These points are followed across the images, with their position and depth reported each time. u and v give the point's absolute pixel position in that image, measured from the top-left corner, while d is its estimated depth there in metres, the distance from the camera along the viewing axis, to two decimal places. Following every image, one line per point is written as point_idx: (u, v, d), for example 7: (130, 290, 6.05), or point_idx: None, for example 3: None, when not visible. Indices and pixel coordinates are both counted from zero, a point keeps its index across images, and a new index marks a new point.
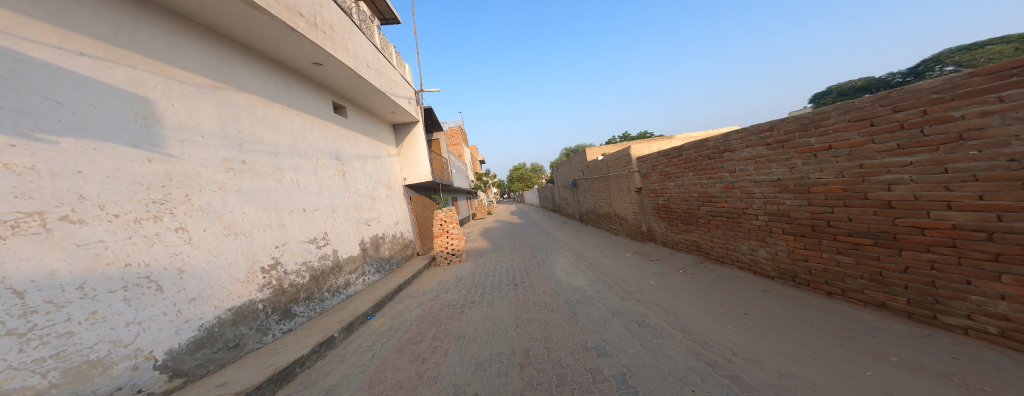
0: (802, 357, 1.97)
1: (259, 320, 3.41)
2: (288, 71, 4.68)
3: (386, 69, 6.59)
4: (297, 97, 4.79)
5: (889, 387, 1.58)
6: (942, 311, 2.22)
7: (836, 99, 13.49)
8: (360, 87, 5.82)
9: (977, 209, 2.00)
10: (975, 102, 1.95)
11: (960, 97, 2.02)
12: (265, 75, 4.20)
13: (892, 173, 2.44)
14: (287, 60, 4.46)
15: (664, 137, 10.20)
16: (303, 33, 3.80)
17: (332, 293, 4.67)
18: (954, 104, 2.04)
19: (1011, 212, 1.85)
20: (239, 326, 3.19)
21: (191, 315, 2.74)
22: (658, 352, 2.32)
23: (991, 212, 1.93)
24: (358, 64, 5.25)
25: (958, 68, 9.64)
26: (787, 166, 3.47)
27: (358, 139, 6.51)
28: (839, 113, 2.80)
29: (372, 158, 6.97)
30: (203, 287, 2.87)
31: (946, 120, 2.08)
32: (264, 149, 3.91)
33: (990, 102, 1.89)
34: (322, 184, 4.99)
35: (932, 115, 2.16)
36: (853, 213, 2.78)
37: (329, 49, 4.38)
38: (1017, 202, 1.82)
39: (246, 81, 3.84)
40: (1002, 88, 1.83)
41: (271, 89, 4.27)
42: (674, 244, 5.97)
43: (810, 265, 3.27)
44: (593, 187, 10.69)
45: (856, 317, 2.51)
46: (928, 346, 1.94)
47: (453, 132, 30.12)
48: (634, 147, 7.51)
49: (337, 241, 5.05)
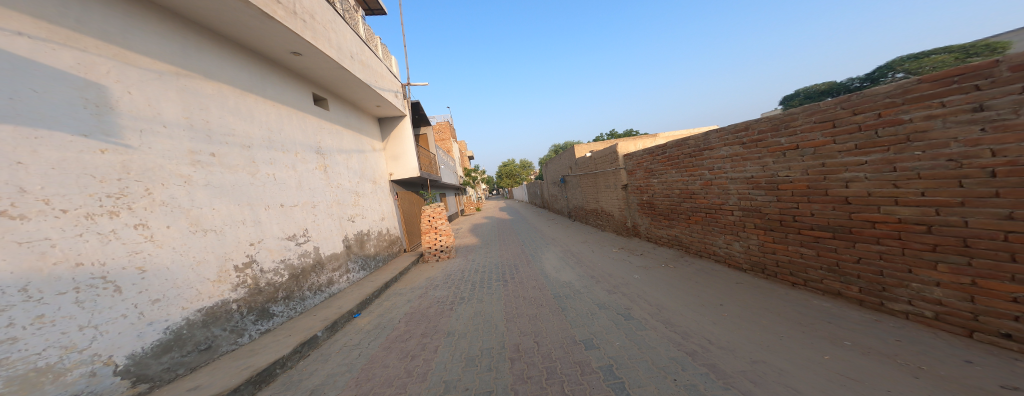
0: (769, 343, 2.16)
1: (233, 321, 3.27)
2: (263, 58, 4.35)
3: (371, 61, 6.30)
4: (274, 88, 4.48)
5: (843, 369, 1.77)
6: (888, 297, 2.49)
7: (803, 101, 14.44)
8: (343, 80, 5.54)
9: (919, 205, 2.25)
10: (922, 106, 2.17)
11: (909, 102, 2.24)
12: (238, 63, 3.89)
13: (850, 171, 2.70)
14: (262, 48, 4.15)
15: (650, 134, 10.45)
16: (281, 21, 3.54)
17: (313, 292, 4.52)
18: (905, 108, 2.27)
19: (949, 207, 2.10)
20: (211, 327, 3.03)
21: (156, 317, 2.57)
22: (642, 343, 2.45)
23: (931, 207, 2.19)
24: (341, 55, 4.96)
25: (908, 74, 10.57)
26: (759, 164, 3.71)
27: (341, 133, 6.21)
28: (806, 115, 3.07)
29: (356, 152, 6.70)
30: (168, 287, 2.69)
31: (897, 123, 2.32)
32: (235, 140, 3.65)
33: (933, 107, 2.12)
34: (302, 178, 4.75)
35: (886, 118, 2.40)
36: (816, 208, 3.04)
37: (309, 39, 4.11)
38: (954, 198, 2.08)
39: (215, 69, 3.54)
40: (946, 94, 2.06)
41: (244, 79, 3.97)
42: (658, 239, 6.21)
43: (777, 257, 3.53)
44: (581, 183, 10.82)
45: (816, 305, 2.76)
46: (875, 330, 2.18)
47: (442, 127, 29.80)
48: (622, 144, 7.71)
49: (318, 237, 4.86)
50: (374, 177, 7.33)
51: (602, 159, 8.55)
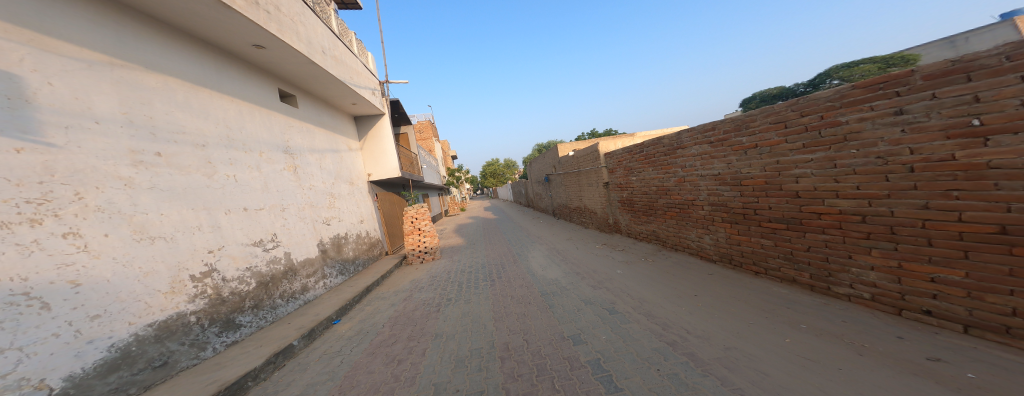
0: (739, 330, 2.38)
1: (193, 334, 2.99)
2: (219, 50, 3.92)
3: (346, 57, 5.92)
4: (233, 83, 4.06)
5: (802, 351, 2.01)
6: (833, 282, 2.82)
7: (759, 104, 15.61)
8: (314, 75, 5.15)
9: (855, 197, 2.57)
10: (855, 110, 2.51)
11: (846, 106, 2.57)
12: (188, 54, 3.47)
13: (799, 168, 3.04)
14: (218, 40, 3.73)
15: (629, 134, 10.79)
16: (240, 12, 3.18)
17: (286, 300, 4.25)
18: (842, 111, 2.61)
19: (879, 199, 2.41)
20: (165, 343, 2.75)
21: (97, 334, 2.29)
22: (626, 336, 2.59)
23: (865, 200, 2.50)
24: (311, 49, 4.59)
25: (843, 81, 11.79)
26: (725, 162, 4.00)
27: (313, 132, 5.81)
28: (763, 116, 3.39)
29: (330, 152, 6.31)
30: (110, 301, 2.40)
31: (836, 124, 2.66)
32: (187, 138, 3.26)
33: (864, 110, 2.44)
34: (269, 180, 4.38)
35: (827, 120, 2.73)
36: (772, 202, 3.37)
37: (274, 31, 3.73)
38: (882, 191, 2.38)
39: (158, 59, 3.12)
40: (874, 99, 2.36)
41: (197, 72, 3.55)
42: (637, 234, 6.49)
43: (742, 248, 3.84)
44: (565, 182, 10.97)
45: (776, 291, 3.07)
46: (825, 313, 2.49)
47: (422, 126, 28.73)
48: (602, 143, 7.94)
49: (289, 243, 4.54)
50: (351, 178, 6.96)
51: (584, 158, 8.74)
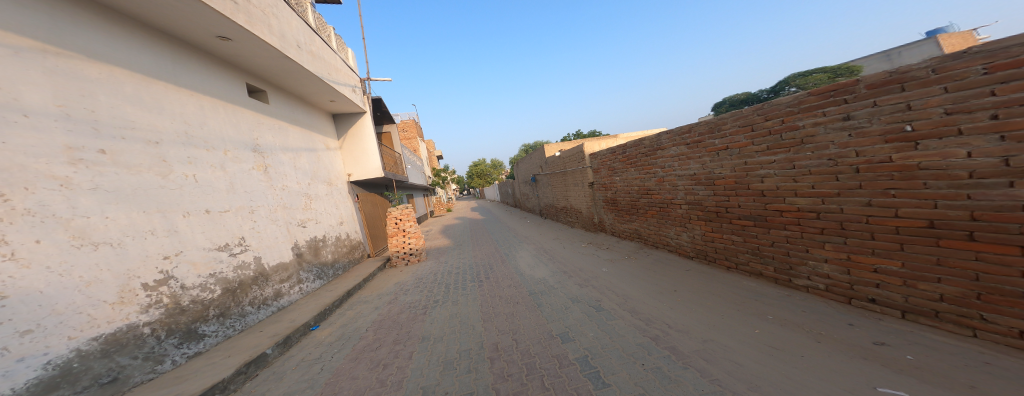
0: (715, 323, 2.57)
1: (148, 346, 2.73)
2: (175, 39, 3.61)
3: (324, 52, 5.78)
4: (195, 77, 3.76)
5: (771, 341, 2.21)
6: (793, 274, 3.11)
7: (728, 108, 16.60)
8: (289, 72, 4.99)
9: (811, 195, 2.85)
10: (810, 115, 2.77)
11: (802, 111, 2.83)
12: (137, 43, 3.15)
13: (763, 168, 3.30)
14: (177, 30, 3.46)
15: (612, 135, 11.08)
16: (207, 3, 3.01)
17: (256, 307, 3.97)
18: (799, 116, 2.87)
19: (829, 197, 2.69)
20: (115, 357, 2.49)
21: (29, 351, 2.03)
22: (612, 333, 2.70)
23: (818, 198, 2.78)
24: (286, 44, 4.41)
25: (800, 89, 12.83)
26: (700, 163, 4.22)
27: (288, 130, 5.53)
28: (733, 120, 3.63)
29: (306, 151, 6.02)
30: (44, 315, 2.13)
31: (795, 128, 2.92)
32: (138, 134, 2.95)
33: (818, 116, 2.70)
34: (235, 180, 4.04)
35: (787, 124, 2.99)
36: (740, 200, 3.63)
37: (243, 23, 3.55)
38: (831, 190, 2.67)
39: (102, 48, 2.81)
40: (826, 106, 2.63)
41: (149, 62, 3.24)
42: (621, 233, 6.71)
43: (715, 245, 4.10)
44: (551, 182, 11.06)
45: (745, 285, 3.33)
46: (789, 304, 2.74)
47: (407, 126, 27.57)
48: (588, 144, 8.10)
49: (260, 247, 4.24)
50: (330, 178, 6.68)
51: (570, 159, 8.89)
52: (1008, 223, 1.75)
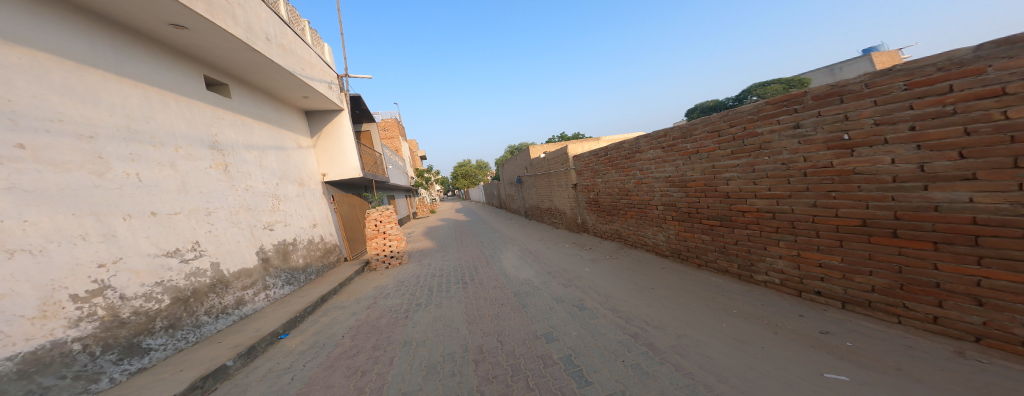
0: (688, 318, 2.77)
1: (80, 364, 2.40)
2: (116, 23, 3.23)
3: (296, 46, 5.55)
4: (141, 66, 3.41)
5: (736, 334, 2.42)
6: (753, 270, 3.42)
7: (700, 115, 17.67)
8: (258, 65, 4.70)
9: (767, 196, 3.16)
10: (768, 123, 3.05)
11: (761, 119, 3.12)
12: (70, 26, 2.80)
13: (727, 171, 3.58)
14: (121, 14, 3.10)
15: (594, 138, 11.40)
16: None
17: (213, 317, 3.62)
18: (758, 123, 3.15)
19: (782, 198, 3.00)
20: (37, 378, 2.16)
21: None
22: (595, 331, 2.82)
23: (773, 199, 3.09)
24: (251, 35, 4.12)
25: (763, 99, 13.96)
26: (674, 166, 4.46)
27: (253, 127, 5.14)
28: (703, 126, 3.87)
29: (275, 149, 5.61)
30: None
31: (754, 135, 3.21)
32: (67, 128, 2.58)
33: (774, 124, 3.00)
34: (188, 179, 3.65)
35: (748, 131, 3.28)
36: (709, 201, 3.91)
37: (202, 12, 3.27)
38: (784, 192, 2.98)
39: (24, 30, 2.44)
40: (780, 114, 2.92)
41: (83, 47, 2.87)
42: (603, 233, 6.93)
43: (687, 244, 4.38)
44: (536, 183, 11.15)
45: (713, 281, 3.61)
46: (751, 299, 3.00)
47: (389, 124, 26.06)
48: (572, 147, 8.26)
49: (219, 252, 3.86)
50: (301, 178, 6.29)
51: (554, 161, 9.02)
52: (924, 221, 2.05)
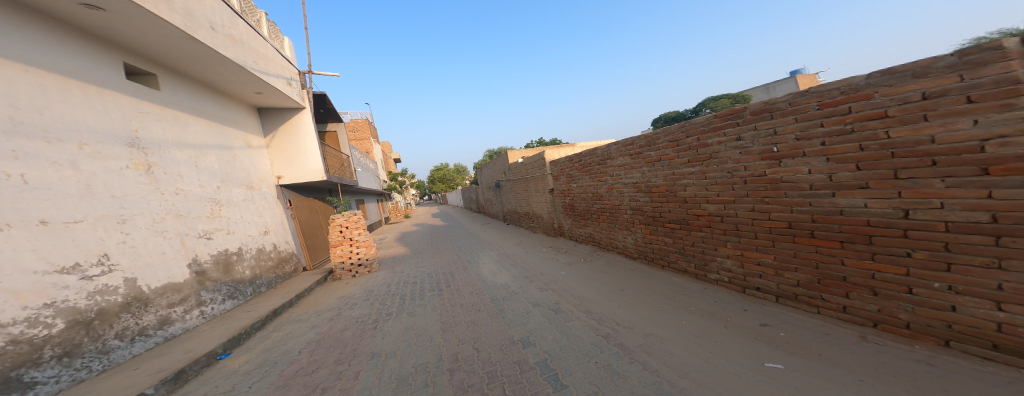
0: (654, 318, 2.99)
1: None
2: None
3: (247, 36, 4.95)
4: (27, 46, 2.79)
5: (695, 330, 2.68)
6: (707, 270, 3.79)
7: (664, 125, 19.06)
8: (194, 54, 4.10)
9: (715, 201, 3.52)
10: (716, 134, 3.38)
11: (710, 130, 3.45)
12: None
13: (684, 178, 3.90)
14: None
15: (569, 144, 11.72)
16: None
17: (126, 340, 3.03)
18: (708, 134, 3.48)
19: (728, 203, 3.36)
20: None
21: None
22: (569, 334, 2.91)
23: (721, 204, 3.44)
24: (187, 21, 3.60)
25: None
26: (640, 173, 4.75)
27: (189, 123, 4.48)
28: (664, 136, 4.17)
29: (217, 148, 4.93)
30: None
31: (705, 145, 3.54)
32: None
33: (720, 135, 3.33)
34: (94, 181, 3.07)
35: (699, 141, 3.60)
36: (670, 206, 4.23)
37: None
38: (729, 197, 3.33)
39: None
40: (725, 127, 3.25)
41: None
42: (578, 236, 7.16)
43: (653, 247, 4.70)
44: (514, 187, 11.15)
45: (675, 281, 3.94)
46: (707, 297, 3.33)
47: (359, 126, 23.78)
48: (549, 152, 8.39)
49: (138, 267, 3.29)
50: (250, 181, 5.59)
51: (531, 166, 9.11)
52: (833, 223, 2.45)
